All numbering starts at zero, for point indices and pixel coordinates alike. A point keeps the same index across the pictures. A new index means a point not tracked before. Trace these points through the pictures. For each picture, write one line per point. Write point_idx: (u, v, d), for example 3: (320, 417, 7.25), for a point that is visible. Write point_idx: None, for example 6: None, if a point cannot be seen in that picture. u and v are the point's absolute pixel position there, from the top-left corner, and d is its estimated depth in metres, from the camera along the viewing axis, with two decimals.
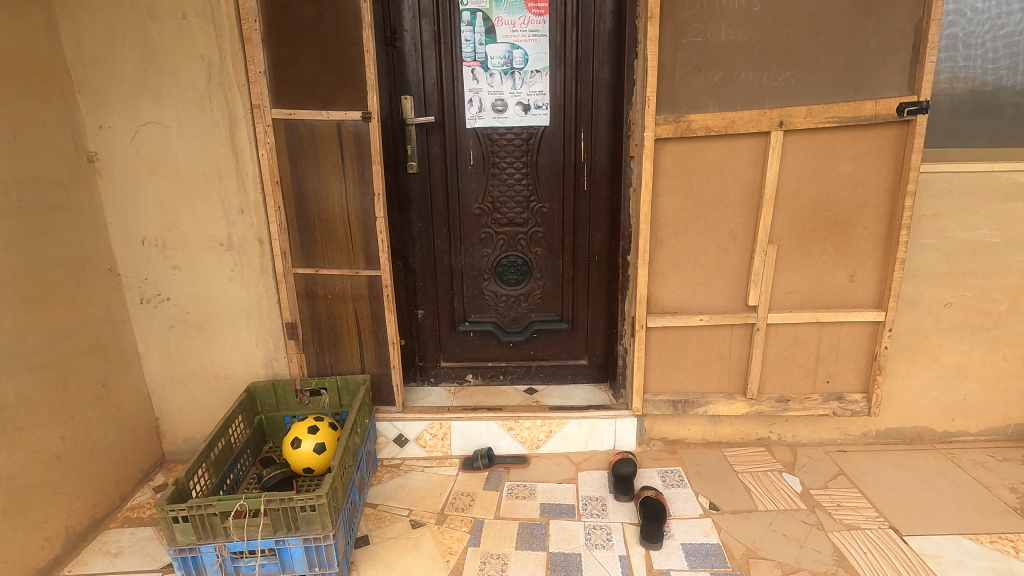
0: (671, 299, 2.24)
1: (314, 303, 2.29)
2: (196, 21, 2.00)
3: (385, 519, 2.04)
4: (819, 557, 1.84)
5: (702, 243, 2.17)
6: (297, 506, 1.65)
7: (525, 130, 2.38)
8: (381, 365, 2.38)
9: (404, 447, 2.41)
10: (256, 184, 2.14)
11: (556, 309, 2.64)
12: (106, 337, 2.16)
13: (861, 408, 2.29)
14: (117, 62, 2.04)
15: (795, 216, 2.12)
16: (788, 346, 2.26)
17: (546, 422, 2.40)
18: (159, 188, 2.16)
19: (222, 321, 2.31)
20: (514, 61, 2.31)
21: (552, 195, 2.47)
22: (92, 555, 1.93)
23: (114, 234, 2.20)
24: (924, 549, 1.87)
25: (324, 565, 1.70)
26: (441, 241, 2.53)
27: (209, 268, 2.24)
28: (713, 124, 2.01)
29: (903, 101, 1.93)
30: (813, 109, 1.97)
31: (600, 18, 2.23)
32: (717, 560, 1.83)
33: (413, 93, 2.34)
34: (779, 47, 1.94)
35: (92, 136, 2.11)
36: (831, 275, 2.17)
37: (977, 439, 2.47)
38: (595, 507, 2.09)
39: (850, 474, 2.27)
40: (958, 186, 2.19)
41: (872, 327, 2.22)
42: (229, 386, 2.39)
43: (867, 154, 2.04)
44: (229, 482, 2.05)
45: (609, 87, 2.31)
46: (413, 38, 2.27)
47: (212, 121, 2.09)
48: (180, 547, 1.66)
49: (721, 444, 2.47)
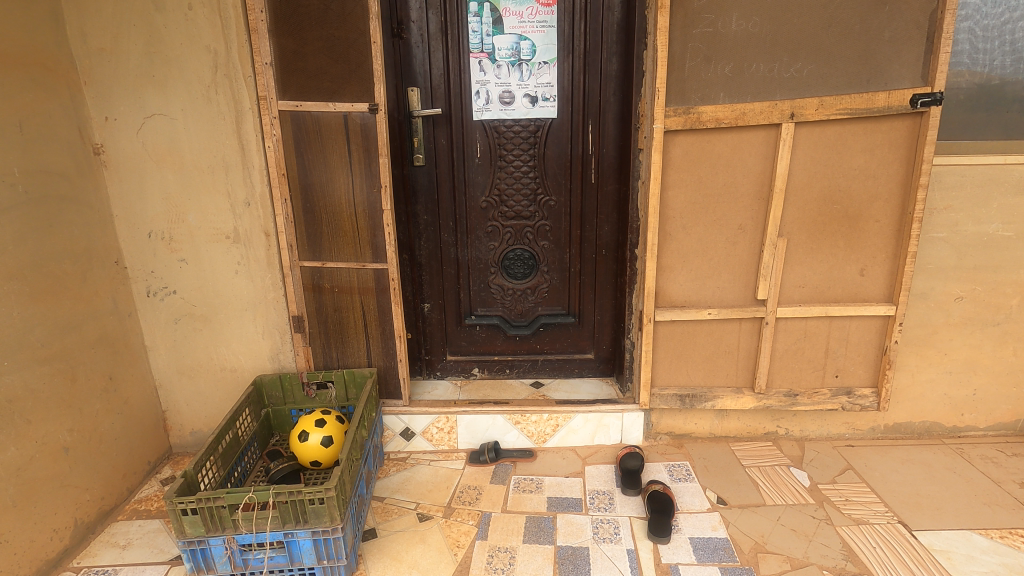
0: (679, 293, 2.23)
1: (320, 296, 2.29)
2: (202, 12, 1.98)
3: (392, 512, 2.04)
4: (828, 551, 1.83)
5: (711, 235, 2.15)
6: (306, 499, 1.64)
7: (532, 122, 2.36)
8: (388, 358, 2.37)
9: (410, 440, 2.41)
10: (262, 176, 2.14)
11: (563, 303, 2.63)
12: (113, 329, 2.16)
13: (871, 403, 2.28)
14: (122, 53, 2.03)
15: (806, 209, 2.10)
16: (797, 340, 2.24)
17: (552, 416, 2.39)
18: (165, 180, 2.15)
19: (230, 314, 2.31)
20: (522, 52, 2.28)
21: (559, 188, 2.46)
22: (101, 547, 1.94)
23: (119, 227, 2.19)
24: (934, 545, 1.86)
25: (332, 557, 1.71)
26: (446, 235, 2.52)
27: (216, 261, 2.24)
28: (723, 116, 1.99)
29: (915, 92, 1.91)
30: (824, 100, 1.94)
31: (609, 8, 2.21)
32: (726, 555, 1.82)
33: (420, 85, 2.32)
34: (790, 38, 1.91)
35: (98, 129, 2.10)
36: (841, 269, 2.16)
37: (986, 434, 2.46)
38: (603, 500, 2.08)
39: (859, 468, 2.26)
40: (971, 179, 2.16)
41: (882, 321, 2.20)
42: (236, 379, 2.39)
43: (878, 146, 2.02)
44: (237, 474, 2.06)
45: (618, 79, 2.29)
46: (420, 29, 2.25)
47: (218, 113, 2.07)
48: (189, 539, 1.66)
49: (728, 439, 2.46)
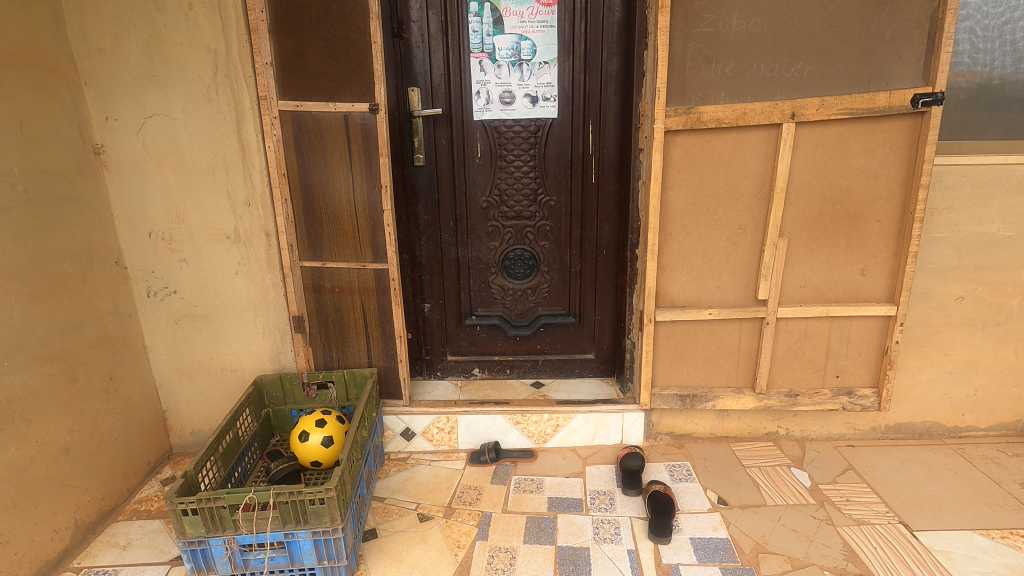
0: (679, 293, 2.23)
1: (321, 296, 2.29)
2: (203, 12, 1.98)
3: (393, 513, 2.04)
4: (829, 552, 1.83)
5: (712, 235, 2.15)
6: (306, 499, 1.64)
7: (532, 122, 2.36)
8: (388, 359, 2.37)
9: (411, 440, 2.41)
10: (262, 176, 2.13)
11: (563, 303, 2.62)
12: (114, 329, 2.16)
13: (872, 403, 2.28)
14: (122, 53, 2.03)
15: (806, 209, 2.10)
16: (798, 340, 2.24)
17: (552, 417, 2.39)
18: (165, 180, 2.15)
19: (230, 315, 2.30)
20: (523, 52, 2.28)
21: (559, 188, 2.45)
22: (101, 548, 1.94)
23: (120, 227, 2.19)
24: (935, 545, 1.86)
25: (333, 558, 1.71)
26: (447, 235, 2.52)
27: (216, 261, 2.24)
28: (724, 116, 1.99)
29: (916, 92, 1.91)
30: (825, 100, 1.94)
31: (609, 8, 2.20)
32: (726, 555, 1.82)
33: (420, 85, 2.32)
34: (791, 38, 1.91)
35: (99, 129, 2.10)
36: (842, 269, 2.15)
37: (986, 434, 2.45)
38: (604, 500, 2.08)
39: (860, 469, 2.26)
40: (971, 179, 2.15)
41: (883, 321, 2.20)
42: (236, 379, 2.39)
43: (879, 146, 2.01)
44: (237, 474, 2.06)
45: (618, 79, 2.29)
46: (420, 29, 2.25)
47: (218, 113, 2.07)
48: (189, 539, 1.66)
49: (729, 439, 2.46)
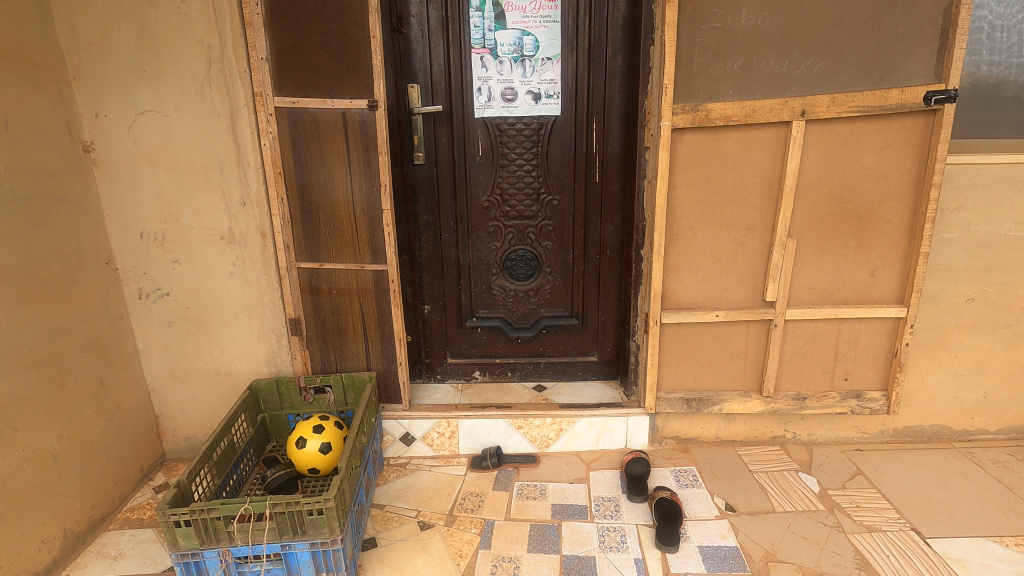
0: (686, 294, 2.18)
1: (318, 298, 2.23)
2: (196, 5, 1.92)
3: (393, 521, 1.99)
4: (841, 560, 1.78)
5: (719, 236, 2.10)
6: (304, 510, 1.58)
7: (535, 119, 2.31)
8: (388, 362, 2.31)
9: (410, 445, 2.35)
10: (258, 175, 2.07)
11: (566, 304, 2.58)
12: (105, 332, 2.10)
13: (880, 407, 2.24)
14: (112, 47, 1.96)
15: (816, 209, 2.05)
16: (806, 343, 2.20)
17: (556, 421, 2.34)
18: (157, 179, 2.09)
19: (224, 317, 2.24)
20: (525, 47, 2.23)
21: (562, 187, 2.40)
22: (92, 559, 1.87)
23: (111, 227, 2.13)
24: (948, 552, 1.81)
25: (331, 570, 1.65)
26: (447, 235, 2.46)
27: (210, 262, 2.17)
28: (732, 113, 1.94)
29: (929, 90, 1.86)
30: (836, 98, 1.90)
31: (613, 3, 2.15)
32: (736, 564, 1.77)
33: (420, 81, 2.27)
34: (802, 33, 1.86)
35: (89, 126, 2.03)
36: (852, 270, 2.11)
37: (995, 437, 2.42)
38: (609, 507, 2.03)
39: (869, 474, 2.21)
40: (984, 178, 2.11)
41: (893, 323, 2.16)
42: (232, 384, 2.33)
43: (891, 145, 1.97)
44: (232, 482, 2.00)
45: (623, 76, 2.23)
46: (420, 24, 2.20)
47: (212, 110, 2.01)
48: (182, 552, 1.60)
49: (735, 443, 2.42)
